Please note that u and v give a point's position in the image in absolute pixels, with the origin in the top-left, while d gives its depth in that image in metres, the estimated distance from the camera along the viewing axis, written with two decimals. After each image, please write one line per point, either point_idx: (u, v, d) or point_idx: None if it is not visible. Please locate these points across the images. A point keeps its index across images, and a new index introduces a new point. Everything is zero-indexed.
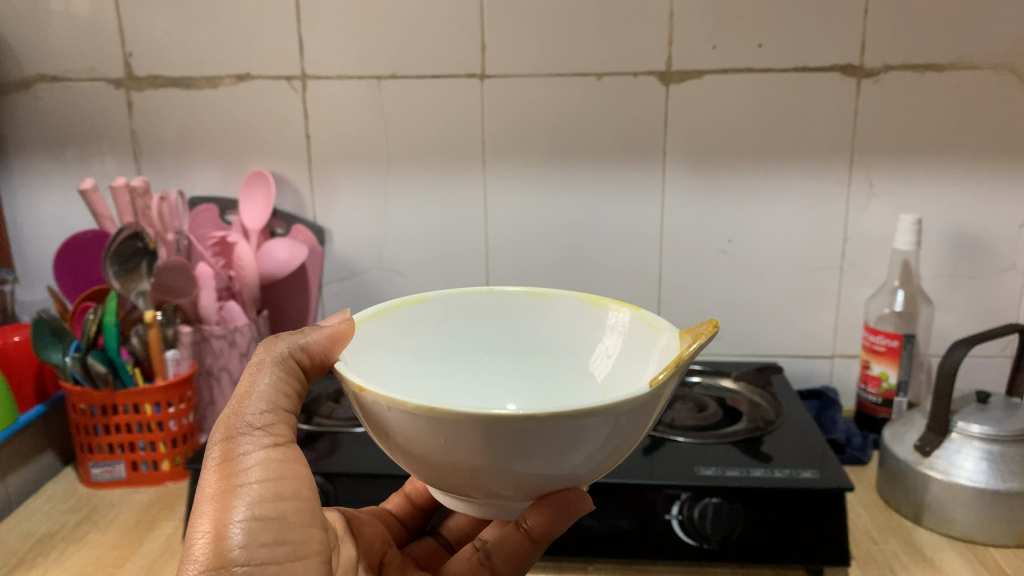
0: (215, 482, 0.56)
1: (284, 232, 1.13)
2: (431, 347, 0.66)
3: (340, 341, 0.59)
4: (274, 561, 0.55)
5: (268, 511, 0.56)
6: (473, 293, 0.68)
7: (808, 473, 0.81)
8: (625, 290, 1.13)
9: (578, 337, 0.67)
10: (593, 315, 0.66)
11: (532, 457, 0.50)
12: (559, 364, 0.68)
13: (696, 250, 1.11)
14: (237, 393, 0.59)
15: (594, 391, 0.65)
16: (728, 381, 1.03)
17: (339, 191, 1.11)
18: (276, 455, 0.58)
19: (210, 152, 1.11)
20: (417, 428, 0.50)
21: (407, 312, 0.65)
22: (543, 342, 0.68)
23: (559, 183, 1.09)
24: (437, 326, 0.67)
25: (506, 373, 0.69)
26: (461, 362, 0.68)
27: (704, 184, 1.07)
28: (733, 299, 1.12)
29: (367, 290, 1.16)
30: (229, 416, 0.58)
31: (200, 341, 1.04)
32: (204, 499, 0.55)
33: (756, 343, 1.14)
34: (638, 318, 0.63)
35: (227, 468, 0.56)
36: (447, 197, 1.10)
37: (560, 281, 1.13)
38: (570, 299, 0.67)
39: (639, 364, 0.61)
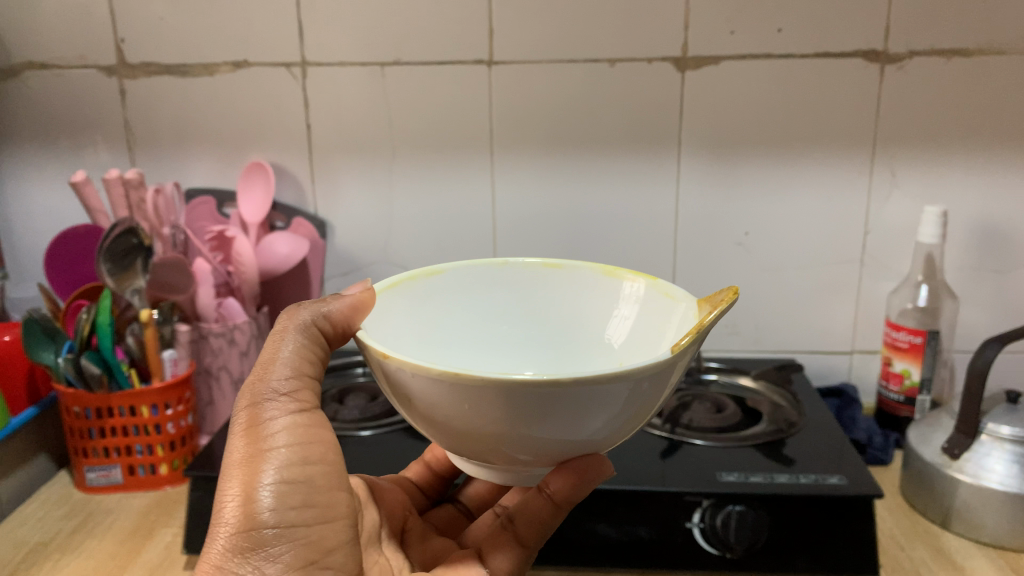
0: (243, 446, 0.56)
1: (283, 225, 1.09)
2: (445, 317, 0.66)
3: (361, 309, 0.59)
4: (303, 523, 0.55)
5: (297, 474, 0.56)
6: (485, 264, 0.67)
7: (835, 479, 0.78)
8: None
9: (592, 307, 0.67)
10: (607, 284, 0.66)
11: (552, 423, 0.52)
12: (573, 334, 0.67)
13: (711, 242, 1.07)
14: (264, 357, 0.59)
15: (610, 360, 0.65)
16: (746, 380, 0.99)
17: (341, 183, 1.07)
18: (302, 419, 0.58)
19: (207, 142, 1.07)
20: (440, 394, 0.53)
21: (422, 282, 0.64)
22: (556, 312, 0.68)
23: (570, 173, 1.05)
24: (451, 297, 0.66)
25: (520, 344, 0.68)
26: (475, 333, 0.67)
27: (721, 174, 1.03)
28: (749, 294, 1.09)
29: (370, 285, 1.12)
30: (255, 380, 0.58)
31: (198, 339, 1.00)
32: (234, 462, 0.56)
33: (773, 338, 1.10)
34: (654, 287, 0.63)
35: (254, 433, 0.56)
36: (453, 188, 1.06)
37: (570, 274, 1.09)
38: (584, 268, 0.67)
39: (657, 333, 0.61)
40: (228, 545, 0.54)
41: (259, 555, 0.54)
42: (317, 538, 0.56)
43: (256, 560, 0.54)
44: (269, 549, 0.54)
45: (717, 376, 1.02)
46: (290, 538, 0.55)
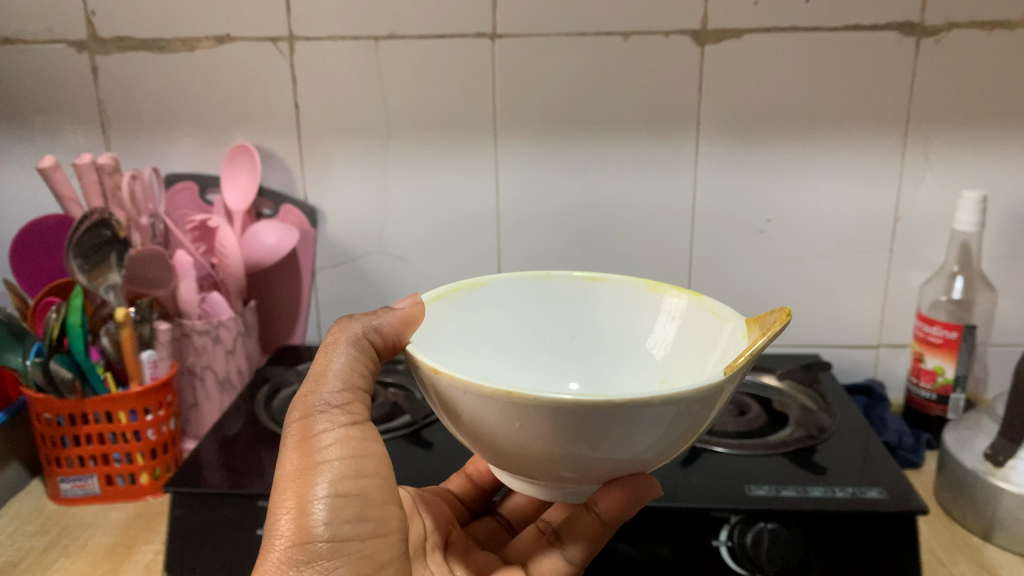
0: (296, 460, 0.58)
1: (271, 213, 1.02)
2: (490, 328, 0.68)
3: (410, 324, 0.61)
4: (357, 537, 0.58)
5: (349, 487, 0.58)
6: (530, 277, 0.69)
7: (874, 492, 0.72)
8: (652, 276, 1.02)
9: (633, 319, 0.68)
10: (650, 300, 0.67)
11: (606, 442, 0.51)
12: (616, 348, 0.69)
13: (731, 230, 1.00)
14: (315, 372, 0.60)
15: (649, 373, 0.67)
16: (768, 378, 0.93)
17: (333, 168, 0.99)
18: (353, 432, 0.60)
19: (188, 124, 0.99)
20: (492, 412, 0.51)
21: (467, 295, 0.66)
22: (599, 323, 0.70)
23: (578, 156, 0.97)
24: (497, 309, 0.68)
25: (563, 352, 0.71)
26: (518, 343, 0.70)
27: (742, 158, 0.96)
28: (770, 284, 1.02)
29: (366, 276, 1.05)
30: (308, 394, 0.60)
31: (180, 337, 0.93)
32: (288, 476, 0.58)
33: (794, 332, 1.04)
34: (697, 304, 0.64)
35: (308, 447, 0.58)
36: (454, 172, 0.99)
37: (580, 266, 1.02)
38: (626, 282, 0.68)
39: (699, 352, 0.62)
40: (283, 559, 0.56)
41: (314, 568, 0.56)
42: (369, 551, 0.59)
43: (311, 574, 0.56)
44: (322, 562, 0.56)
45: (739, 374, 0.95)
46: (344, 551, 0.57)
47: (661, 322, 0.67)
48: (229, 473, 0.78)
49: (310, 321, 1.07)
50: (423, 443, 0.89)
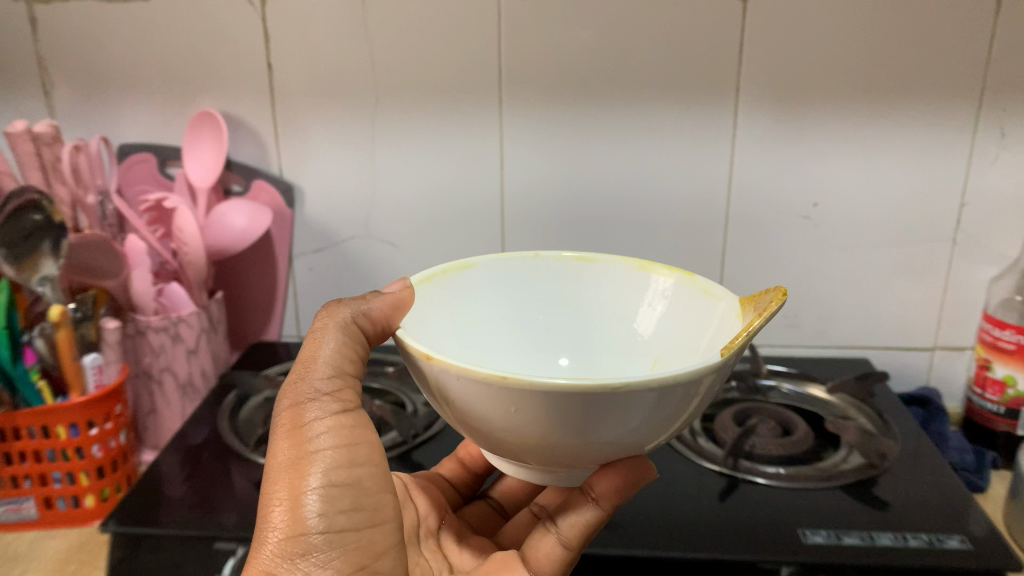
0: (288, 452, 0.53)
1: (241, 190, 0.89)
2: (483, 312, 0.63)
3: (401, 308, 0.57)
4: (353, 528, 0.53)
5: (343, 475, 0.53)
6: (517, 257, 0.65)
7: (954, 541, 0.59)
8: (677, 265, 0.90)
9: (626, 303, 0.64)
10: (639, 279, 0.64)
11: (609, 427, 0.45)
12: (607, 332, 0.65)
13: (771, 215, 0.87)
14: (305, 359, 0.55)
15: (643, 358, 0.63)
16: (818, 390, 0.81)
17: (313, 139, 0.86)
18: (346, 420, 0.55)
19: (144, 87, 0.85)
20: (486, 399, 0.46)
21: (455, 277, 0.62)
22: (589, 308, 0.66)
23: (597, 127, 0.84)
24: (488, 292, 0.64)
25: (556, 339, 0.66)
26: (509, 330, 0.65)
27: (787, 132, 0.83)
28: (814, 277, 0.89)
29: (351, 263, 0.92)
30: (298, 382, 0.55)
31: (135, 335, 0.81)
32: (280, 467, 0.53)
33: (839, 331, 0.91)
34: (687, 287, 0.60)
35: (300, 436, 0.53)
36: (452, 146, 0.85)
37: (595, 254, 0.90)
38: (617, 263, 0.64)
39: (691, 334, 0.58)
40: (275, 552, 0.51)
41: (308, 562, 0.51)
42: (366, 542, 0.54)
43: (305, 567, 0.51)
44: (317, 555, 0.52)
45: (783, 383, 0.83)
46: (340, 543, 0.52)
47: (652, 304, 0.63)
48: (184, 504, 0.66)
49: (287, 313, 0.94)
50: (413, 465, 0.77)
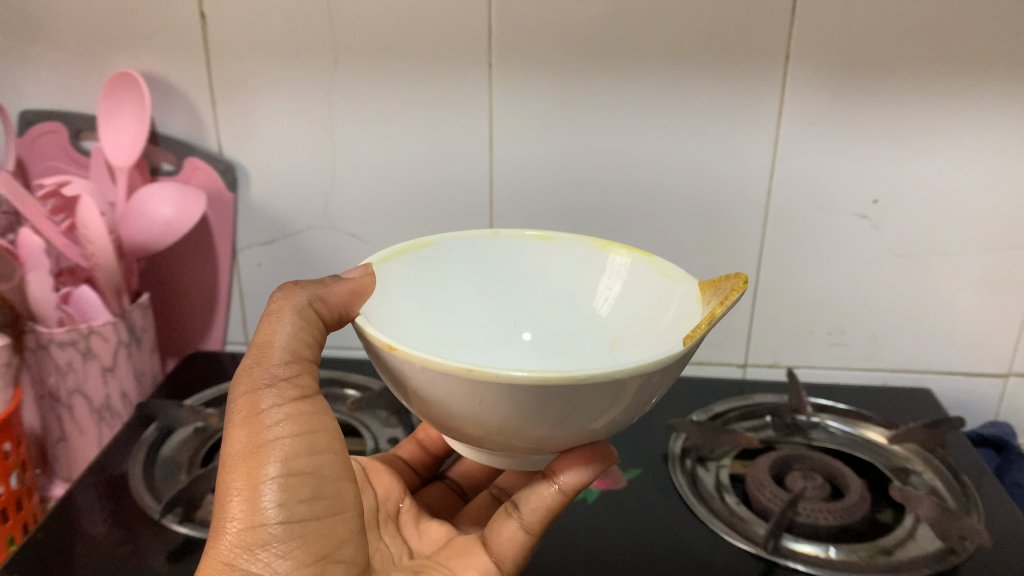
0: (243, 441, 0.44)
1: (174, 169, 0.73)
2: (439, 296, 0.58)
3: (360, 295, 0.49)
4: (314, 518, 0.44)
5: (305, 462, 0.45)
6: (477, 236, 0.59)
7: None
8: (701, 269, 0.74)
9: (585, 284, 0.59)
10: (597, 260, 0.58)
11: (573, 417, 0.43)
12: (566, 318, 0.60)
13: (820, 213, 0.71)
14: (258, 345, 0.46)
15: (602, 344, 0.58)
16: (877, 437, 0.66)
17: (258, 110, 0.70)
18: (306, 406, 0.46)
19: (47, 42, 0.68)
20: (451, 389, 0.43)
21: (415, 257, 0.56)
22: (549, 290, 0.60)
23: (611, 103, 0.67)
24: (442, 274, 0.58)
25: (511, 321, 0.61)
26: (464, 314, 0.59)
27: (848, 112, 0.66)
28: (867, 289, 0.73)
29: (308, 259, 0.76)
30: (251, 368, 0.46)
31: (37, 349, 0.66)
32: (236, 456, 0.44)
33: (894, 353, 0.76)
34: (648, 269, 0.55)
35: (257, 424, 0.44)
36: (431, 123, 0.69)
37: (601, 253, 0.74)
38: (577, 242, 0.59)
39: (653, 322, 0.53)
40: (230, 548, 0.42)
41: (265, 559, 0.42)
42: (329, 534, 0.45)
43: (263, 563, 0.42)
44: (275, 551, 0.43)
45: (825, 421, 0.69)
46: (302, 536, 0.43)
47: (610, 283, 0.58)
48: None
49: (233, 314, 0.79)
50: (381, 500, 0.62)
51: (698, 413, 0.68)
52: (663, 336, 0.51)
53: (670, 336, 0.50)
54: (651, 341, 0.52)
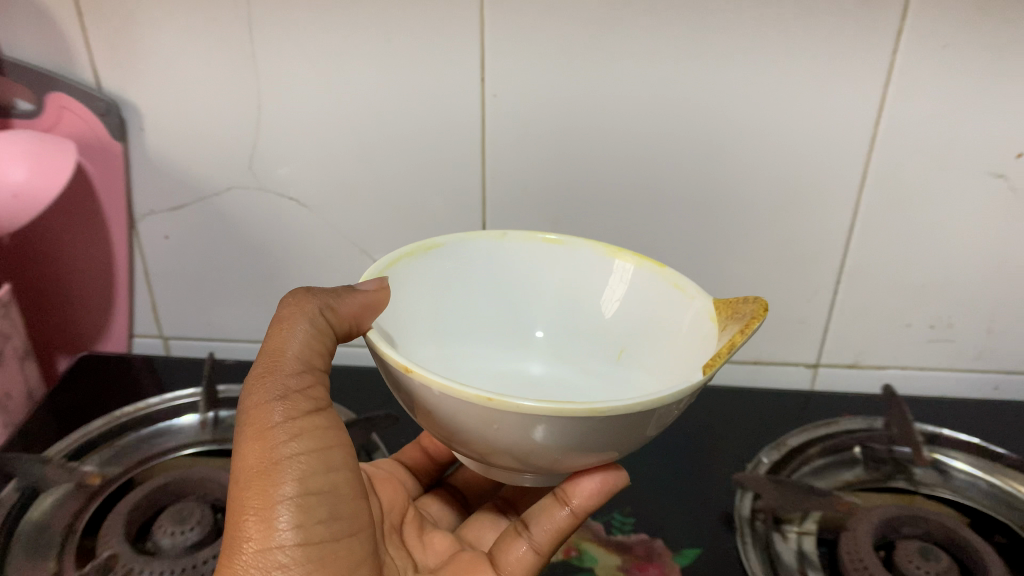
0: (253, 458, 0.33)
1: (32, 110, 0.51)
2: (438, 323, 0.42)
3: (375, 310, 0.37)
4: (332, 548, 0.34)
5: (324, 478, 0.34)
6: (479, 238, 0.44)
7: None
8: (769, 249, 0.55)
9: (593, 292, 0.44)
10: (605, 270, 0.43)
11: (583, 455, 0.34)
12: (577, 349, 0.45)
13: (941, 173, 0.51)
14: (265, 354, 0.35)
15: (609, 358, 0.44)
16: (1017, 490, 0.49)
17: (143, 26, 0.48)
18: (323, 418, 0.35)
19: None
20: (462, 418, 0.33)
21: (414, 264, 0.41)
22: (557, 313, 0.45)
23: (656, 16, 0.46)
24: (439, 293, 0.42)
25: (508, 342, 0.46)
26: (464, 342, 0.44)
27: (1000, 29, 0.46)
28: (989, 272, 0.54)
29: (235, 231, 0.56)
30: (260, 377, 0.35)
31: None
32: (243, 473, 0.33)
33: (1013, 352, 0.58)
34: (659, 278, 0.41)
35: (269, 439, 0.33)
36: (394, 46, 0.48)
37: (635, 226, 0.54)
38: (584, 246, 0.44)
39: (668, 337, 0.39)
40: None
41: None
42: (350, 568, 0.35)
43: None
44: None
45: (940, 458, 0.51)
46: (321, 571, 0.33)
47: (614, 287, 0.43)
48: None
49: (139, 298, 0.59)
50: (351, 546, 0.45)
51: (768, 452, 0.51)
52: (683, 358, 0.37)
53: (689, 367, 0.36)
54: (669, 365, 0.39)
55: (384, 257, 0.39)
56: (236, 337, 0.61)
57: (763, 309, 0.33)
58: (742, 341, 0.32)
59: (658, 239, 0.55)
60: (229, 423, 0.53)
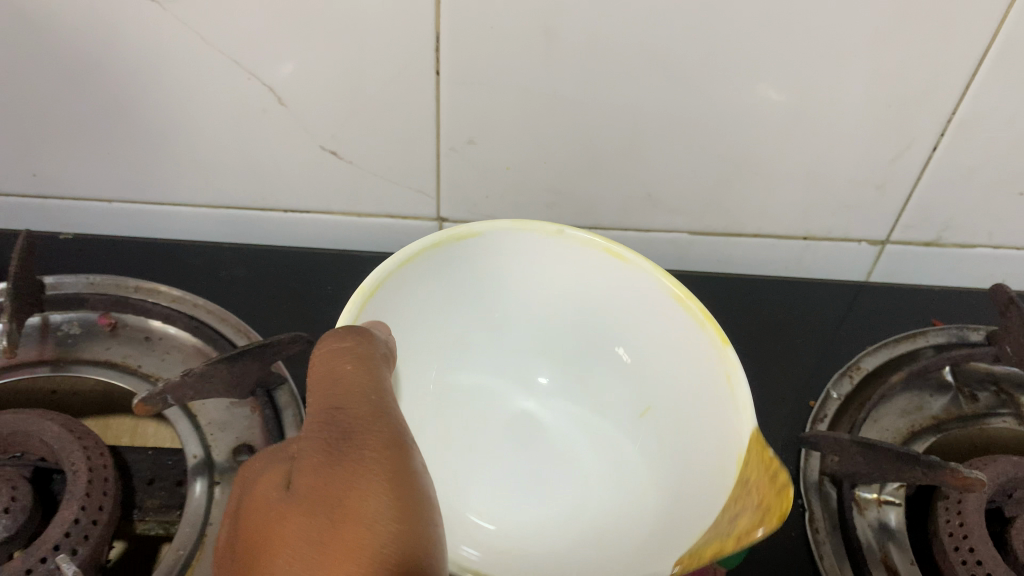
0: (386, 509, 0.21)
1: None
2: (450, 304, 0.39)
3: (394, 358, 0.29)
4: None
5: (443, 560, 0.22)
6: (535, 231, 0.37)
7: None
8: (859, 104, 0.37)
9: (641, 332, 0.38)
10: (667, 313, 0.36)
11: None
12: (602, 377, 0.41)
13: None
14: (352, 390, 0.24)
15: (634, 409, 0.40)
16: None
17: None
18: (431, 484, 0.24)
19: None
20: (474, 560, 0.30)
21: (447, 251, 0.36)
22: (596, 342, 0.41)
23: None
24: (457, 291, 0.39)
25: (512, 361, 0.43)
26: (464, 340, 0.41)
27: None
28: None
29: (50, 60, 0.36)
30: (357, 418, 0.24)
31: None
32: (370, 526, 0.21)
33: None
34: (719, 357, 0.33)
35: (402, 485, 0.22)
36: None
37: (671, 66, 0.36)
38: (646, 274, 0.36)
39: (698, 438, 0.34)
40: None
41: None
42: None
43: None
44: None
45: None
46: None
47: (672, 325, 0.36)
48: None
49: None
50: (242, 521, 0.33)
51: (838, 382, 0.39)
52: (693, 471, 0.34)
53: (697, 498, 0.32)
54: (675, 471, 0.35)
55: (410, 249, 0.34)
56: (82, 197, 0.43)
57: (788, 496, 0.26)
58: (733, 548, 0.26)
59: (701, 85, 0.37)
60: (66, 332, 0.37)
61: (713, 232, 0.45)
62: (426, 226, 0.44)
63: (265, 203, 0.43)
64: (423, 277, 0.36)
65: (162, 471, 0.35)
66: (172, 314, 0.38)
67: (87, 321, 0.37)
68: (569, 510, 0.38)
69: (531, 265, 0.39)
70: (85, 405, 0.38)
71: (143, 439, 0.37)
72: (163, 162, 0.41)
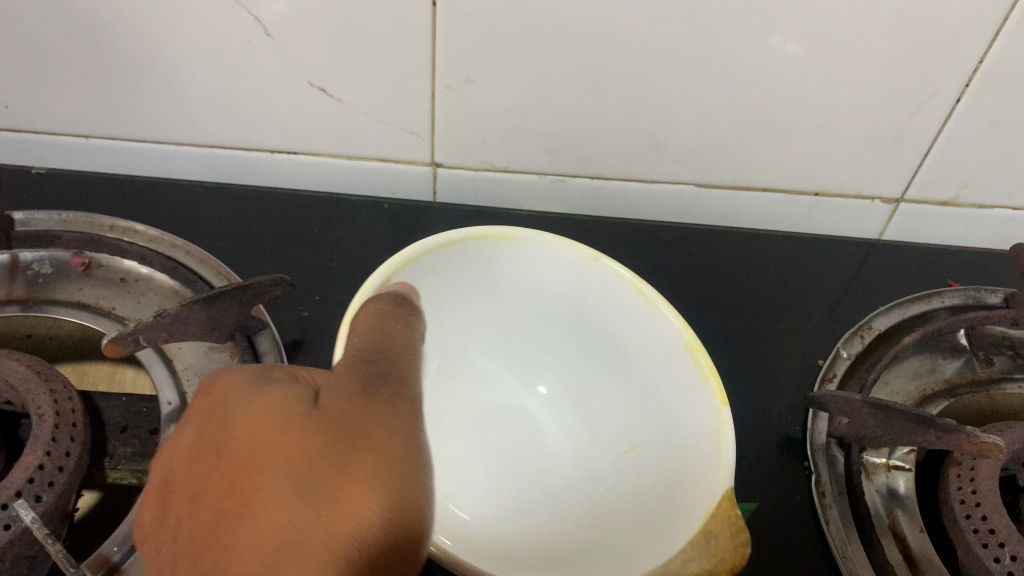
0: (405, 450, 0.25)
1: None
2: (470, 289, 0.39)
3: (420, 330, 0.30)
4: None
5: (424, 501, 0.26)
6: (573, 253, 0.37)
7: None
8: (880, 55, 0.35)
9: (647, 365, 0.38)
10: (678, 363, 0.35)
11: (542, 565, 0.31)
12: (599, 411, 0.41)
13: None
14: (390, 345, 0.28)
15: (618, 446, 0.39)
16: None
17: None
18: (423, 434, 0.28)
19: None
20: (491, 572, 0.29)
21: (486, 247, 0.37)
22: (600, 371, 0.41)
23: None
24: (474, 286, 0.39)
25: (523, 366, 0.43)
26: (470, 310, 0.40)
27: None
28: None
29: None
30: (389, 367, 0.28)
31: None
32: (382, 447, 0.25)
33: None
34: (714, 420, 0.32)
35: (416, 434, 0.26)
36: None
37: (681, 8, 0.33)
38: (667, 321, 0.36)
39: (677, 481, 0.33)
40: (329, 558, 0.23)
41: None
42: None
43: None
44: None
45: None
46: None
47: (681, 375, 0.35)
48: None
49: None
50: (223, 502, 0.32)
51: (849, 341, 0.38)
52: (666, 484, 0.34)
53: (662, 526, 0.32)
54: (632, 486, 0.36)
55: (450, 236, 0.35)
56: (59, 132, 0.40)
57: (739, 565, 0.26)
58: None
59: (713, 29, 0.34)
60: (35, 272, 0.35)
61: (720, 185, 0.43)
62: (420, 170, 0.42)
63: (250, 143, 0.41)
64: (453, 263, 0.37)
65: (134, 418, 0.33)
66: (148, 255, 0.36)
67: (59, 259, 0.36)
68: (548, 510, 0.37)
69: (555, 279, 0.39)
70: (62, 348, 0.36)
71: (121, 385, 0.35)
72: (140, 99, 0.38)
